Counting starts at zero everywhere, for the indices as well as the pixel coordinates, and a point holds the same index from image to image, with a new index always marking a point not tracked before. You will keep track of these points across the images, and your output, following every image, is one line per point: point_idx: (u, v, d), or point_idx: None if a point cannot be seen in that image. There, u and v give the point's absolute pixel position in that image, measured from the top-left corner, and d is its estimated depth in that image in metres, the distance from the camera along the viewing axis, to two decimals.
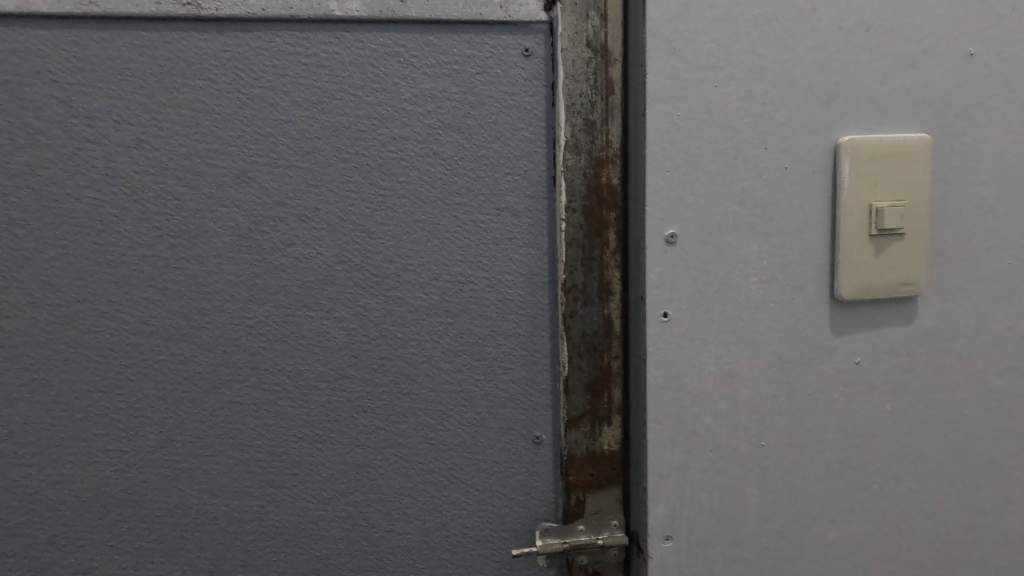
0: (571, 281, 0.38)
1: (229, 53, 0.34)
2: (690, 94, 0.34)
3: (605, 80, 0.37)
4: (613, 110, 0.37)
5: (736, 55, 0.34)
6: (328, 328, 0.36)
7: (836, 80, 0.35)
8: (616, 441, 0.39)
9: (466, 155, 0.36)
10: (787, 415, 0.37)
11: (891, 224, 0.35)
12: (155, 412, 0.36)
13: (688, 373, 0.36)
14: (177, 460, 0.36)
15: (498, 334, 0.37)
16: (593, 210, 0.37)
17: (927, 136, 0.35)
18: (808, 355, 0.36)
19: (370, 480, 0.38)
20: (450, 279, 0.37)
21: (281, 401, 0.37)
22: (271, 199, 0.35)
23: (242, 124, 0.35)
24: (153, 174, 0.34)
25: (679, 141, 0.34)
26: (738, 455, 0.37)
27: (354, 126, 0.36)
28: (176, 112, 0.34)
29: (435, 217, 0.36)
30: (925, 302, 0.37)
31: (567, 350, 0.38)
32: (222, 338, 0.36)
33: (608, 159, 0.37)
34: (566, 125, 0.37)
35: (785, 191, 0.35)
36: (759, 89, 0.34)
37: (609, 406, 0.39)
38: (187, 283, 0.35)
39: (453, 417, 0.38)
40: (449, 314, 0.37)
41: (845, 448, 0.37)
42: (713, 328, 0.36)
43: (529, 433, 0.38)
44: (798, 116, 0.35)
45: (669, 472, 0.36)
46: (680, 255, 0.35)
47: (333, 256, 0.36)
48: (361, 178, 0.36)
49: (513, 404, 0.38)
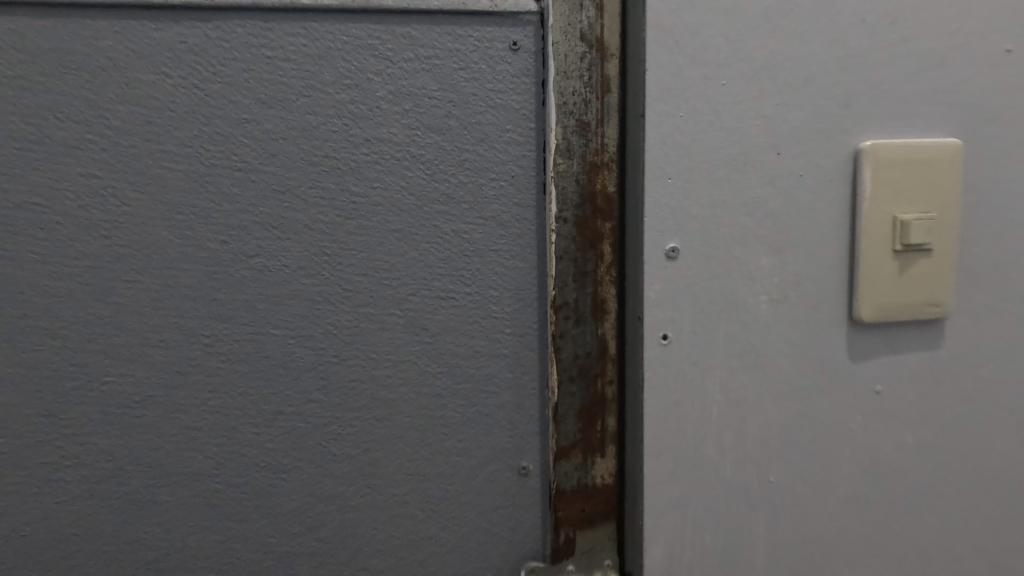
0: (561, 299, 0.35)
1: (186, 46, 0.31)
2: (694, 93, 0.31)
3: (601, 78, 0.34)
4: (609, 110, 0.34)
5: (745, 51, 0.31)
6: (296, 351, 0.33)
7: (856, 79, 0.31)
8: (609, 473, 0.36)
9: (448, 160, 0.33)
10: (799, 448, 0.33)
11: (918, 239, 0.32)
12: (104, 439, 0.33)
13: (690, 402, 0.32)
14: (128, 491, 0.33)
15: (481, 355, 0.34)
16: (587, 221, 0.34)
17: (956, 142, 0.32)
18: (823, 382, 0.33)
19: (339, 514, 0.35)
20: (430, 295, 0.34)
21: (242, 426, 0.34)
22: (232, 205, 0.32)
23: (200, 123, 0.32)
24: (101, 177, 0.31)
25: (683, 145, 0.31)
26: (744, 492, 0.33)
27: (324, 126, 0.32)
28: (126, 109, 0.31)
29: (414, 227, 0.33)
30: (951, 324, 0.34)
31: (557, 373, 0.35)
32: (176, 359, 0.33)
33: (603, 164, 0.34)
34: (557, 127, 0.33)
35: (799, 201, 0.32)
36: (770, 88, 0.31)
37: (603, 434, 0.36)
38: (139, 297, 0.32)
39: (432, 444, 0.35)
40: (428, 333, 0.34)
41: (862, 484, 0.34)
42: (719, 353, 0.32)
43: (515, 463, 0.35)
44: (813, 119, 0.31)
45: (668, 510, 0.33)
46: (682, 271, 0.31)
47: (300, 267, 0.33)
48: (332, 184, 0.33)
49: (498, 431, 0.35)
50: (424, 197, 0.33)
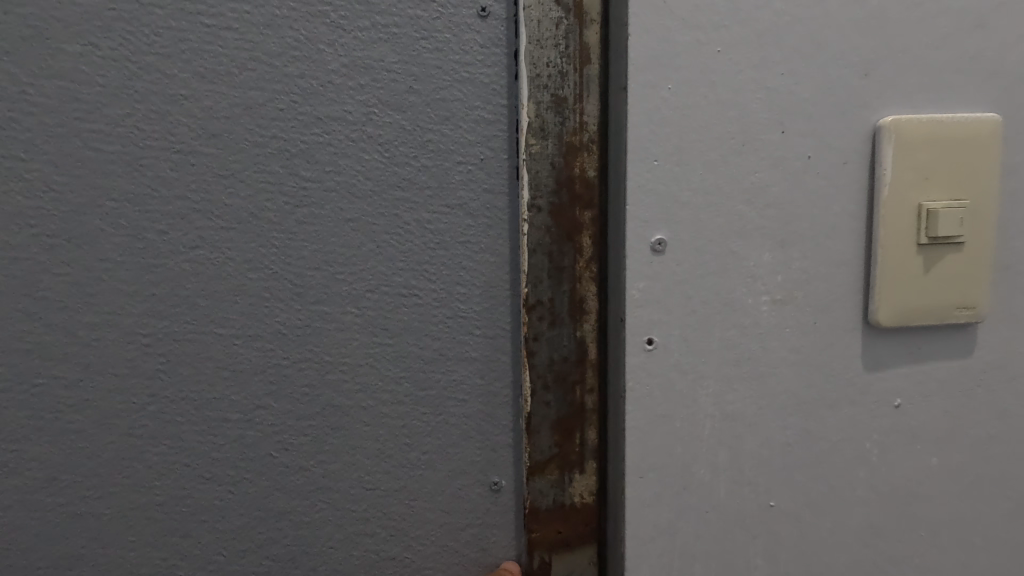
0: (535, 297, 0.31)
1: (114, 11, 0.26)
2: (685, 62, 0.27)
3: (579, 46, 0.30)
4: (589, 84, 0.30)
5: (746, 12, 0.27)
6: (236, 351, 0.29)
7: (878, 44, 0.27)
8: (589, 492, 0.33)
9: (408, 141, 0.29)
10: (805, 469, 0.29)
11: (945, 231, 0.27)
12: (16, 455, 0.28)
13: (678, 415, 0.28)
14: (59, 504, 0.29)
15: (447, 360, 0.31)
16: (564, 209, 0.30)
17: (995, 118, 0.27)
18: (833, 395, 0.29)
19: (292, 530, 0.31)
20: (390, 293, 0.30)
21: (184, 433, 0.29)
22: (169, 189, 0.28)
23: (133, 100, 0.27)
24: (23, 159, 0.27)
25: (673, 123, 0.27)
26: (739, 517, 0.29)
27: (269, 103, 0.28)
28: (50, 83, 0.26)
29: (371, 216, 0.29)
30: (985, 330, 0.29)
31: (530, 381, 0.31)
32: (111, 361, 0.28)
33: (582, 145, 0.30)
34: (530, 102, 0.29)
35: (807, 186, 0.28)
36: (775, 56, 0.27)
37: (581, 448, 0.32)
38: (68, 292, 0.28)
39: (394, 458, 0.31)
40: (389, 335, 0.30)
41: (877, 512, 0.30)
42: (713, 360, 0.28)
43: (486, 478, 0.32)
44: (825, 92, 0.27)
45: (653, 537, 0.29)
46: (670, 267, 0.28)
47: (245, 263, 0.29)
48: (280, 167, 0.28)
49: (467, 442, 0.31)
50: (381, 182, 0.29)
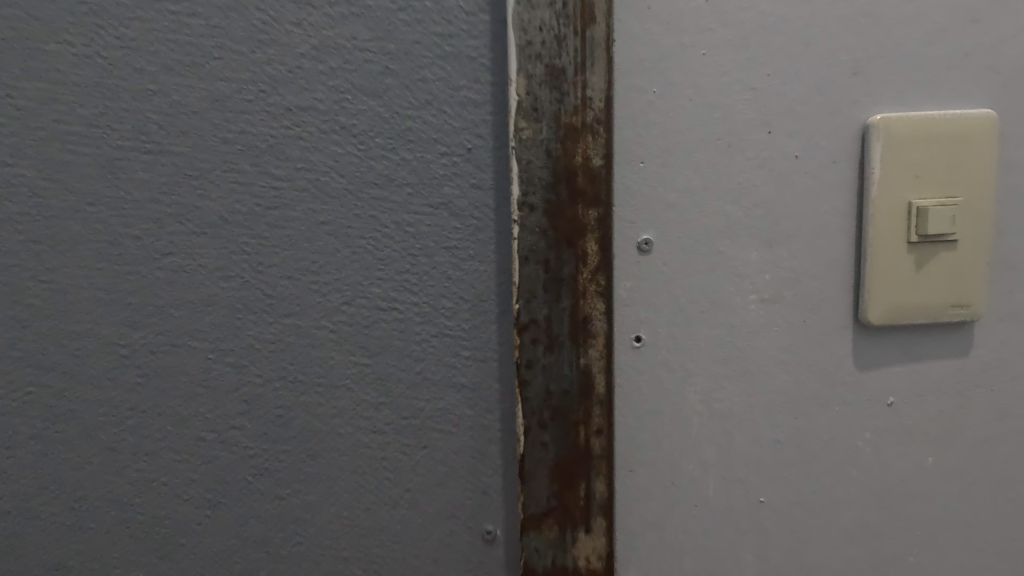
0: (528, 314, 0.28)
1: (86, 7, 0.27)
2: (670, 65, 0.27)
3: (580, 8, 0.26)
4: (591, 49, 0.26)
5: (731, 14, 0.27)
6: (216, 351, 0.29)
7: (868, 42, 0.27)
8: (596, 553, 0.29)
9: (385, 132, 0.28)
10: (795, 466, 0.29)
11: (938, 230, 0.27)
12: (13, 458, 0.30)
13: (668, 412, 0.29)
14: (51, 514, 0.30)
15: (430, 381, 0.29)
16: (562, 208, 0.27)
17: (992, 114, 0.27)
18: (824, 394, 0.29)
19: (268, 560, 0.31)
20: (368, 299, 0.29)
21: (163, 451, 0.30)
22: (142, 193, 0.28)
23: (103, 94, 0.28)
24: (11, 162, 0.28)
25: (658, 126, 0.27)
26: (729, 513, 0.30)
27: (241, 92, 0.28)
28: (32, 85, 0.27)
29: (347, 219, 0.28)
30: (984, 328, 0.29)
31: (523, 413, 0.28)
32: (95, 372, 0.29)
33: (581, 147, 0.26)
34: (522, 77, 0.26)
35: (796, 185, 0.28)
36: (762, 56, 0.27)
37: (587, 500, 0.29)
38: (55, 296, 0.29)
39: (371, 495, 0.30)
40: (366, 346, 0.29)
41: (872, 511, 0.30)
42: (701, 358, 0.29)
43: (478, 524, 0.30)
44: (812, 91, 0.27)
45: (643, 531, 0.30)
46: (658, 266, 0.28)
47: (217, 267, 0.29)
48: (252, 165, 0.28)
49: (453, 474, 0.30)
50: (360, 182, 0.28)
